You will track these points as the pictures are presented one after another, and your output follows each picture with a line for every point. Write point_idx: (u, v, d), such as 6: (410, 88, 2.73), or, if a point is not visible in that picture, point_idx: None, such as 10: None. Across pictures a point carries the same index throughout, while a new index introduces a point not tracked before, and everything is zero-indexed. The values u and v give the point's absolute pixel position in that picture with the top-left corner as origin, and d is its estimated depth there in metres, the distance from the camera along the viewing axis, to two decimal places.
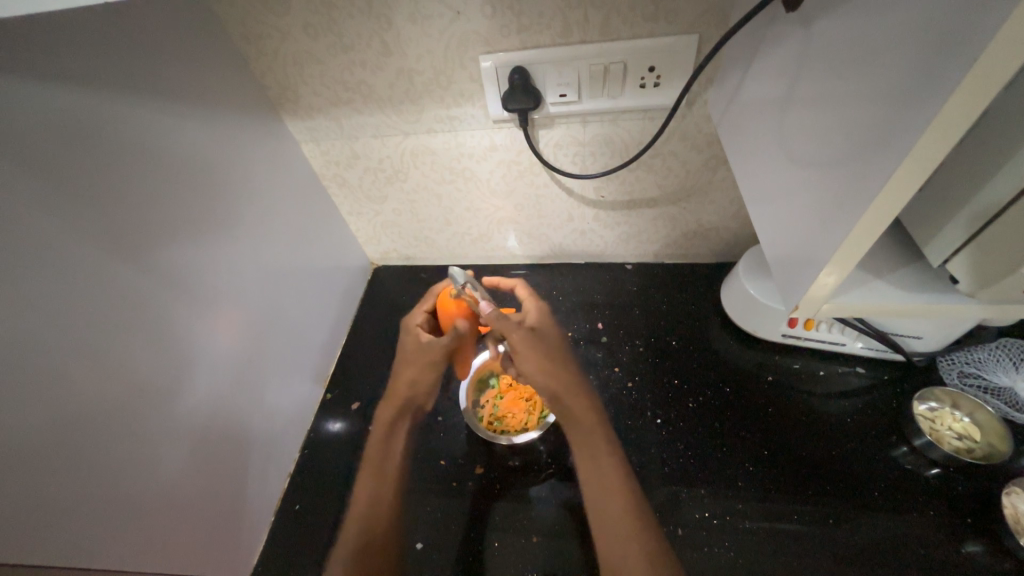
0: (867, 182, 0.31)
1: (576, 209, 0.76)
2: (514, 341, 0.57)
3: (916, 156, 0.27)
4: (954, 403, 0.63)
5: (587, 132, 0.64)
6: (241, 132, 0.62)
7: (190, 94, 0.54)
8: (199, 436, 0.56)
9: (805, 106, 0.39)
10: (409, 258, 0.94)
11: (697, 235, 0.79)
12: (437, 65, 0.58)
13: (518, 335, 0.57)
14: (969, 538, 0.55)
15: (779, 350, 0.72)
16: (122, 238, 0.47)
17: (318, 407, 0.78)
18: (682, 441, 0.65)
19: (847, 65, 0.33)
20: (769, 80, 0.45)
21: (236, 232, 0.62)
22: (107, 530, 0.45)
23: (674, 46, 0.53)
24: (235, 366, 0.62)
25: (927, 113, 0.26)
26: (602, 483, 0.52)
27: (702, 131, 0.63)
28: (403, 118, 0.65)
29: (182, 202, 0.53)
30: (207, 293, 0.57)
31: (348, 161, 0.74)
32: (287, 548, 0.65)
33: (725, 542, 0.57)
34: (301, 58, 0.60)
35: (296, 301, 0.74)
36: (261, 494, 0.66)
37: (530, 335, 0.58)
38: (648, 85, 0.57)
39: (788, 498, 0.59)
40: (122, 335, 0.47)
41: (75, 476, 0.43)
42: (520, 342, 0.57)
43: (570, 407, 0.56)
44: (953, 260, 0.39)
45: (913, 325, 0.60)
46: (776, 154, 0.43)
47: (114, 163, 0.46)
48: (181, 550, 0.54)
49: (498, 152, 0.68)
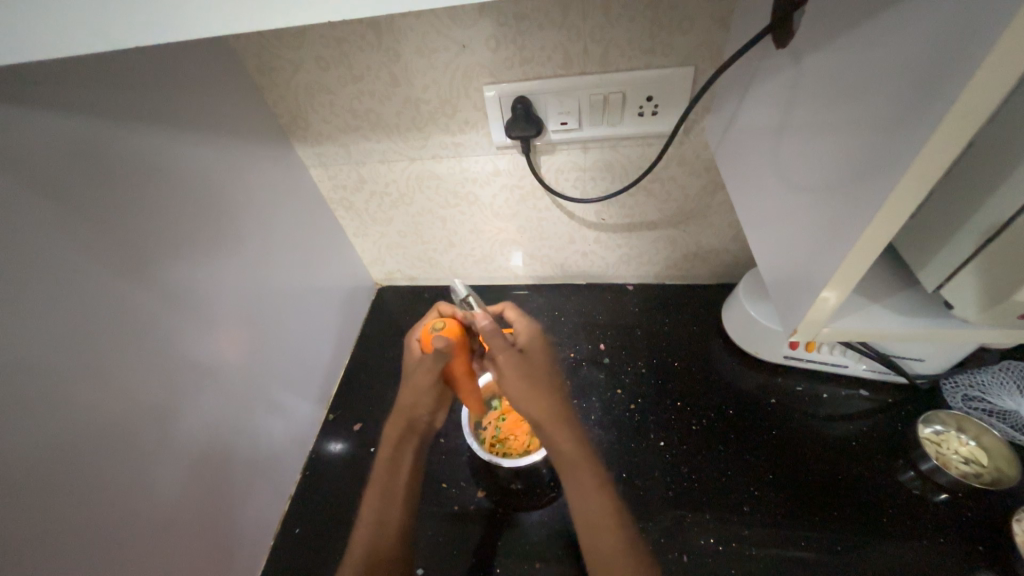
0: (859, 211, 0.32)
1: (577, 231, 0.78)
2: (500, 361, 0.55)
3: (905, 185, 0.28)
4: (959, 426, 0.63)
5: (588, 158, 0.66)
6: (253, 158, 0.64)
7: (204, 121, 0.57)
8: (201, 457, 0.56)
9: (800, 136, 0.40)
10: (413, 278, 0.95)
11: (697, 257, 0.80)
12: (443, 94, 0.61)
13: (506, 355, 0.55)
14: (981, 566, 0.54)
15: (783, 372, 0.72)
16: (135, 259, 0.48)
17: (321, 427, 0.78)
18: (686, 464, 0.64)
19: (838, 100, 0.35)
20: (763, 110, 0.46)
21: (244, 254, 0.63)
22: (107, 555, 0.45)
23: (671, 78, 0.56)
24: (238, 385, 0.62)
25: (914, 145, 0.27)
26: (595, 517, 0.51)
27: (701, 157, 0.64)
28: (409, 144, 0.67)
29: (191, 224, 0.55)
30: (212, 314, 0.58)
31: (355, 185, 0.76)
32: (286, 572, 0.64)
33: (730, 569, 0.56)
34: (313, 88, 0.62)
35: (300, 321, 0.75)
36: (263, 516, 0.65)
37: (517, 357, 0.56)
38: (647, 114, 0.59)
39: (795, 524, 0.58)
40: (130, 355, 0.48)
41: (80, 498, 0.43)
42: (507, 363, 0.55)
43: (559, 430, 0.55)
44: (948, 285, 0.40)
45: (916, 348, 0.60)
46: (774, 181, 0.44)
47: (129, 188, 0.48)
48: (181, 574, 0.53)
49: (501, 177, 0.70)
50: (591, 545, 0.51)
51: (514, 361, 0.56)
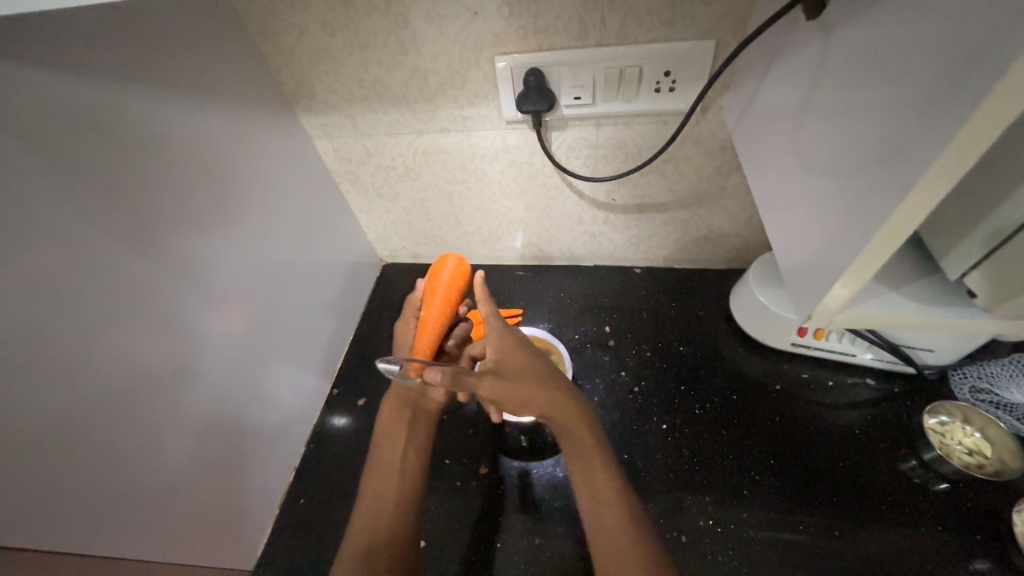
0: (884, 195, 0.31)
1: (587, 211, 0.76)
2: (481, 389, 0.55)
3: (938, 166, 0.27)
4: (965, 417, 0.62)
5: (600, 135, 0.64)
6: (256, 126, 0.62)
7: (206, 87, 0.55)
8: (206, 428, 0.57)
9: (824, 115, 0.38)
10: (419, 256, 0.94)
11: (707, 240, 0.79)
12: (452, 64, 0.59)
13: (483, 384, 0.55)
14: (977, 555, 0.54)
15: (788, 359, 0.72)
16: (135, 228, 0.47)
17: (325, 401, 0.79)
18: (687, 447, 0.65)
19: (868, 76, 0.33)
20: (786, 87, 0.44)
21: (247, 226, 0.62)
22: (113, 522, 0.46)
23: (690, 52, 0.53)
24: (242, 357, 0.62)
25: (952, 122, 0.26)
26: (599, 500, 0.52)
27: (717, 137, 0.62)
28: (417, 116, 0.66)
29: (192, 194, 0.54)
30: (214, 285, 0.57)
31: (361, 158, 0.75)
32: (291, 539, 0.66)
33: (727, 550, 0.57)
34: (318, 55, 0.60)
35: (304, 296, 0.74)
36: (266, 486, 0.67)
37: (494, 377, 0.55)
38: (663, 89, 0.57)
39: (793, 508, 0.59)
40: (132, 325, 0.47)
41: (84, 466, 0.43)
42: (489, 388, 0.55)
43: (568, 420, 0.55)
44: (970, 274, 0.39)
45: (927, 338, 0.59)
46: (794, 164, 0.43)
47: (128, 156, 0.47)
48: (186, 540, 0.54)
49: (510, 153, 0.68)
50: (598, 532, 0.51)
51: (492, 385, 0.55)
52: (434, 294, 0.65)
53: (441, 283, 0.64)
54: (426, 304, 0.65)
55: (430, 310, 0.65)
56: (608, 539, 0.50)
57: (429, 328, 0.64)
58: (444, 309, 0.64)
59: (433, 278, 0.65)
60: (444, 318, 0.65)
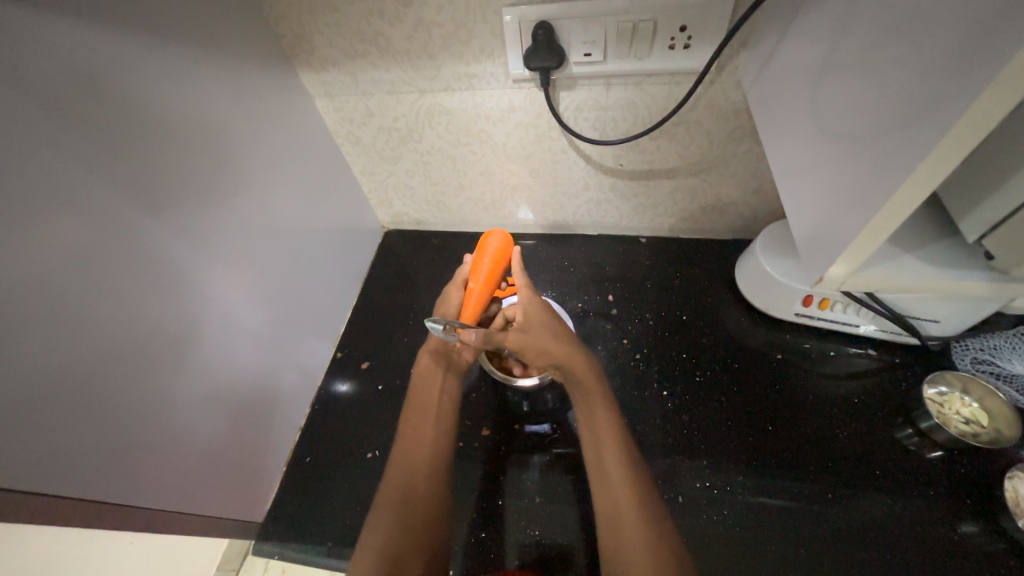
0: (906, 153, 0.30)
1: (593, 176, 0.75)
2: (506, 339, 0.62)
3: (967, 119, 0.26)
4: (964, 387, 0.63)
5: (610, 95, 0.62)
6: (254, 81, 0.60)
7: (203, 37, 0.53)
8: (213, 387, 0.57)
9: (846, 71, 0.36)
10: (421, 222, 0.93)
11: (714, 209, 0.77)
12: (457, 17, 0.56)
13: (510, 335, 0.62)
14: (966, 518, 0.56)
15: (791, 329, 0.72)
16: (138, 183, 0.46)
17: (328, 366, 0.80)
18: (686, 413, 0.66)
19: (897, 26, 0.31)
20: (807, 42, 0.42)
21: (248, 185, 0.61)
22: (126, 474, 0.47)
23: (709, 6, 0.51)
24: (246, 319, 0.62)
25: (986, 71, 0.24)
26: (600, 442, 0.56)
27: (730, 100, 0.60)
28: (420, 74, 0.63)
29: (192, 150, 0.52)
30: (217, 245, 0.57)
31: (362, 119, 0.73)
32: (298, 496, 0.68)
33: (722, 510, 0.58)
34: (317, 5, 0.58)
35: (306, 260, 0.74)
36: (273, 445, 0.68)
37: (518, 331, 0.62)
38: (678, 47, 0.55)
39: (788, 473, 0.60)
40: (140, 282, 0.47)
41: (98, 420, 0.44)
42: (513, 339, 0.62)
43: (580, 375, 0.61)
44: (989, 236, 0.38)
45: (933, 308, 0.59)
46: (811, 124, 0.41)
47: (127, 106, 0.45)
48: (195, 493, 0.56)
49: (516, 114, 0.66)
50: (600, 477, 0.54)
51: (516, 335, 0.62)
52: (479, 270, 0.64)
53: (492, 259, 0.63)
54: (473, 276, 0.64)
55: (476, 284, 0.63)
56: (608, 490, 0.53)
57: (474, 301, 0.63)
58: (489, 285, 0.63)
59: (478, 253, 0.63)
60: (489, 293, 0.64)
